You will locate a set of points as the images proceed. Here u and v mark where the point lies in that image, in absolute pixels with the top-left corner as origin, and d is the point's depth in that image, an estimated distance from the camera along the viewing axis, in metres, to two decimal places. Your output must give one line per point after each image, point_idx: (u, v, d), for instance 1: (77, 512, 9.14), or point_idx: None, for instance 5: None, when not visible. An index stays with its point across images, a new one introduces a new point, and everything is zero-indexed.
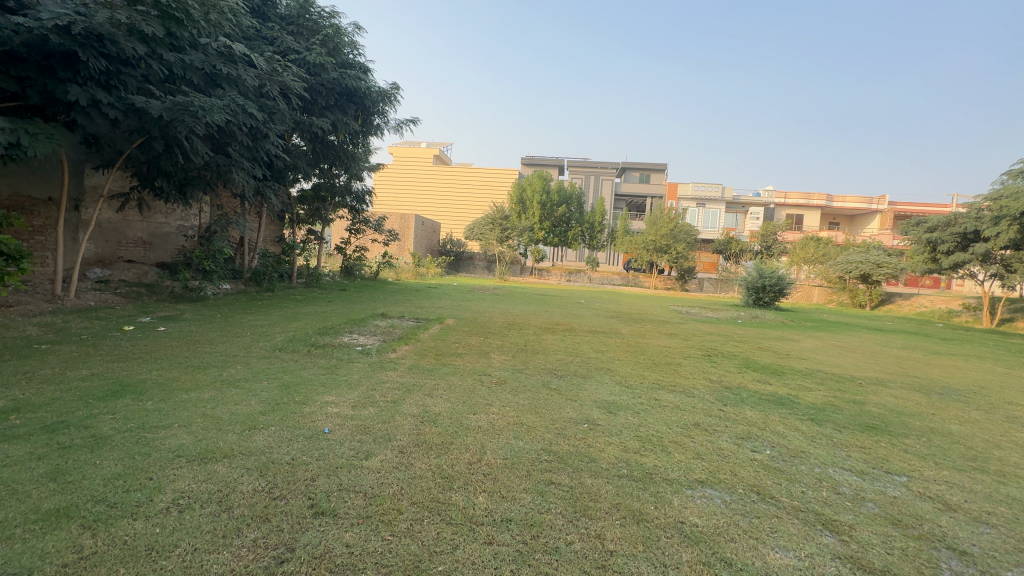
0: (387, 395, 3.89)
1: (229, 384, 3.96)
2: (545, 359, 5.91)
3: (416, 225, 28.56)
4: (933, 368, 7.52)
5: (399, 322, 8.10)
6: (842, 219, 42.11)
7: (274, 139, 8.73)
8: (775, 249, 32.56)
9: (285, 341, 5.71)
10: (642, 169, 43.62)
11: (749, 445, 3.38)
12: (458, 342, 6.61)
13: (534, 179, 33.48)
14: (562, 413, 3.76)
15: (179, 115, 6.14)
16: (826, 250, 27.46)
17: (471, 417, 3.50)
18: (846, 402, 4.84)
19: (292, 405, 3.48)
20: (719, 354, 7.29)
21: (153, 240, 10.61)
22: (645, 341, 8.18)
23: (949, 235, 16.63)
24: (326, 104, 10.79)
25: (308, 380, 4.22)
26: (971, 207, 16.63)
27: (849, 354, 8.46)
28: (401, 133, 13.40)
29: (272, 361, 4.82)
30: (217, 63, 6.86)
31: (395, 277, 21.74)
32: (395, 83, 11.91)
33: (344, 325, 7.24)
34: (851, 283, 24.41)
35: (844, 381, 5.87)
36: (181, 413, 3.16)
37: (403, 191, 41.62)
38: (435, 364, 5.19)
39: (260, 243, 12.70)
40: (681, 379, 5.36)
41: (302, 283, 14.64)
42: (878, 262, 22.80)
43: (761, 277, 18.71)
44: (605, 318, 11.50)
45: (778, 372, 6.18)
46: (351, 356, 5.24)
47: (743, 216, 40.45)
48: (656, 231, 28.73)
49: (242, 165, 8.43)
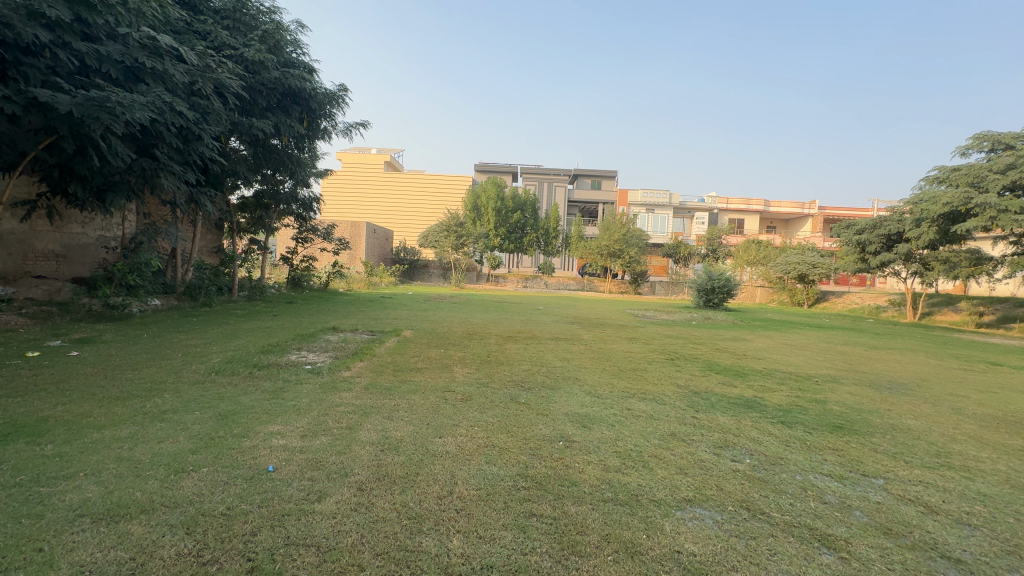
0: (342, 420, 3.50)
1: (153, 417, 3.43)
2: (510, 370, 5.66)
3: (368, 233, 27.64)
4: (876, 363, 7.91)
5: (352, 336, 7.61)
6: (778, 222, 44.79)
7: (208, 142, 8.01)
8: (720, 252, 34.06)
9: (223, 362, 5.14)
10: (593, 176, 44.56)
11: (728, 454, 3.27)
12: (417, 356, 6.24)
13: (488, 185, 33.33)
14: (535, 430, 3.52)
15: (93, 112, 5.42)
16: (767, 252, 28.99)
17: (437, 441, 3.19)
18: (809, 402, 4.89)
19: (229, 439, 3.03)
20: (681, 357, 7.32)
21: (68, 253, 9.50)
22: (607, 347, 8.11)
23: (877, 237, 17.91)
24: (267, 105, 10.11)
25: (249, 408, 3.74)
26: (894, 211, 17.99)
27: (799, 352, 8.77)
28: (350, 136, 12.80)
29: (207, 387, 4.28)
30: (140, 56, 6.17)
31: (346, 287, 20.81)
32: (342, 84, 11.36)
33: (291, 342, 6.69)
34: (790, 283, 25.83)
35: (802, 380, 6.00)
36: (89, 458, 2.65)
37: (353, 199, 40.30)
38: (394, 381, 4.82)
39: (195, 254, 11.70)
40: (649, 386, 5.26)
41: (244, 295, 13.65)
42: (814, 262, 24.26)
43: (711, 279, 19.39)
44: (566, 324, 11.43)
45: (740, 374, 6.24)
46: (299, 376, 4.77)
47: (689, 220, 42.13)
48: (609, 237, 29.28)
49: (171, 169, 7.66)
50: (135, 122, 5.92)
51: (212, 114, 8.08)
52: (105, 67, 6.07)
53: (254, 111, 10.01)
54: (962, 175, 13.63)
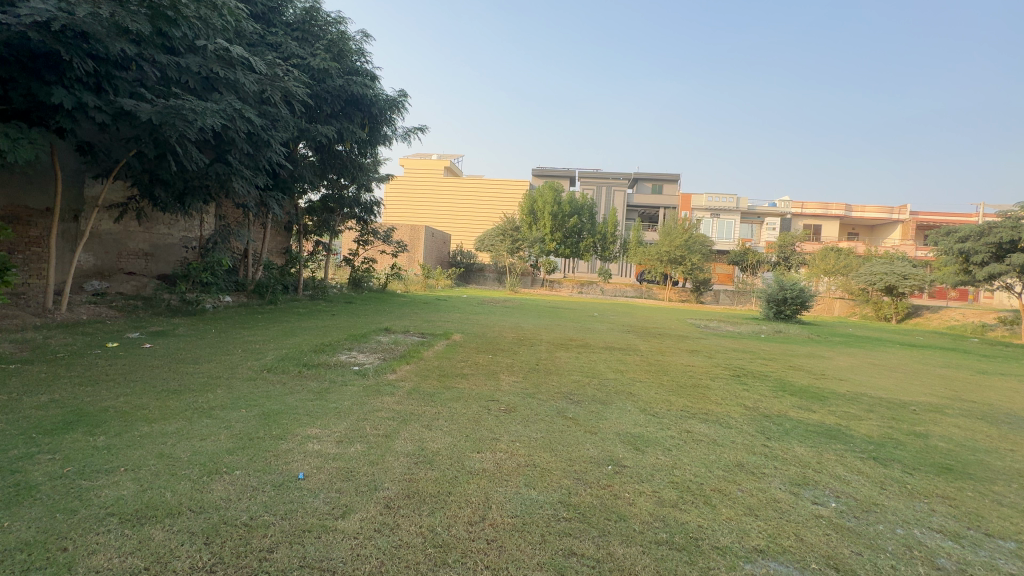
0: (379, 427, 3.38)
1: (202, 412, 3.48)
2: (559, 381, 5.36)
3: (426, 237, 28.32)
4: (988, 391, 6.80)
5: (403, 338, 7.62)
6: (861, 229, 41.10)
7: (276, 147, 8.40)
8: (794, 261, 31.66)
9: (276, 360, 5.25)
10: (654, 180, 43.11)
11: (808, 494, 2.81)
12: (464, 361, 6.10)
13: (545, 190, 33.13)
14: (582, 450, 3.22)
15: (169, 119, 5.78)
16: (847, 261, 26.57)
17: (474, 457, 2.98)
18: (905, 435, 4.20)
19: (267, 441, 2.99)
20: (748, 374, 6.66)
21: (155, 252, 10.36)
22: (665, 359, 7.58)
23: (984, 245, 15.78)
24: (332, 111, 10.51)
25: (293, 408, 3.73)
26: (1007, 216, 15.77)
27: (889, 374, 7.75)
28: (409, 141, 13.06)
29: (257, 384, 4.35)
30: (215, 66, 6.55)
31: (403, 288, 21.35)
32: (402, 90, 11.61)
33: (343, 341, 6.79)
34: (875, 296, 23.45)
35: (896, 408, 5.22)
36: (133, 453, 2.69)
37: (414, 203, 41.59)
38: (438, 387, 4.68)
39: (264, 254, 12.38)
40: (713, 405, 4.77)
41: (308, 294, 14.29)
42: (904, 273, 21.86)
43: (782, 289, 17.95)
44: (621, 333, 10.94)
45: (819, 397, 5.55)
46: (345, 378, 4.74)
47: (759, 226, 39.60)
48: (670, 242, 28.08)
49: (242, 173, 8.10)
50: (207, 129, 6.28)
51: (280, 121, 8.48)
52: (183, 77, 6.49)
53: (319, 118, 10.45)
54: None
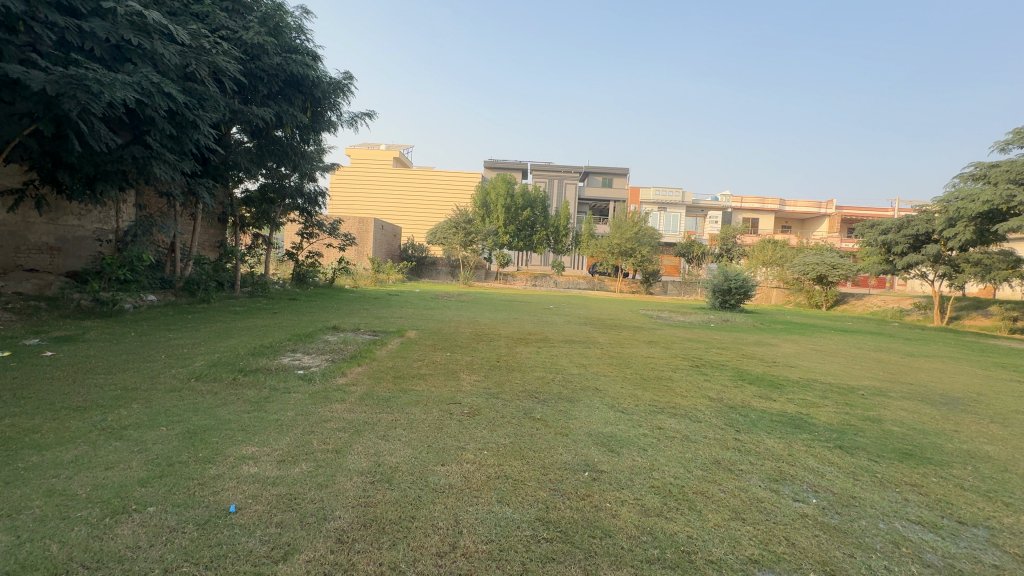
0: (328, 441, 2.99)
1: (111, 434, 2.95)
2: (522, 378, 5.11)
3: (376, 229, 27.27)
4: (920, 373, 7.24)
5: (353, 337, 7.13)
6: (793, 222, 43.82)
7: (204, 129, 7.57)
8: (735, 252, 33.18)
9: (207, 366, 4.66)
10: (605, 173, 43.84)
11: (788, 491, 2.72)
12: (421, 360, 5.74)
13: (498, 182, 32.82)
14: (555, 456, 2.99)
15: (69, 91, 4.96)
16: (783, 252, 28.16)
17: (438, 471, 2.67)
18: (861, 420, 4.30)
19: (191, 466, 2.54)
20: (706, 364, 6.72)
21: (62, 246, 9.18)
22: (625, 351, 7.52)
23: (903, 237, 17.07)
24: (269, 92, 9.67)
25: (225, 423, 3.25)
26: (922, 210, 17.17)
27: (833, 359, 8.10)
28: (356, 127, 12.32)
29: (183, 396, 3.80)
30: (126, 33, 5.73)
31: (352, 283, 20.43)
32: (347, 72, 10.87)
33: (286, 343, 6.22)
34: (807, 285, 25.02)
35: (846, 394, 5.38)
36: (13, 492, 2.16)
37: (361, 195, 40.02)
38: (395, 390, 4.30)
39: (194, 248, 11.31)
40: (679, 398, 4.69)
41: (247, 291, 13.26)
42: (834, 263, 23.42)
43: (727, 280, 18.67)
44: (578, 325, 10.88)
45: (775, 385, 5.66)
46: (288, 384, 4.26)
47: (703, 219, 41.23)
48: (621, 235, 28.56)
49: (164, 157, 7.24)
50: (119, 104, 5.48)
51: (209, 101, 7.65)
52: (88, 44, 5.65)
53: (255, 99, 9.58)
54: (1003, 172, 12.72)
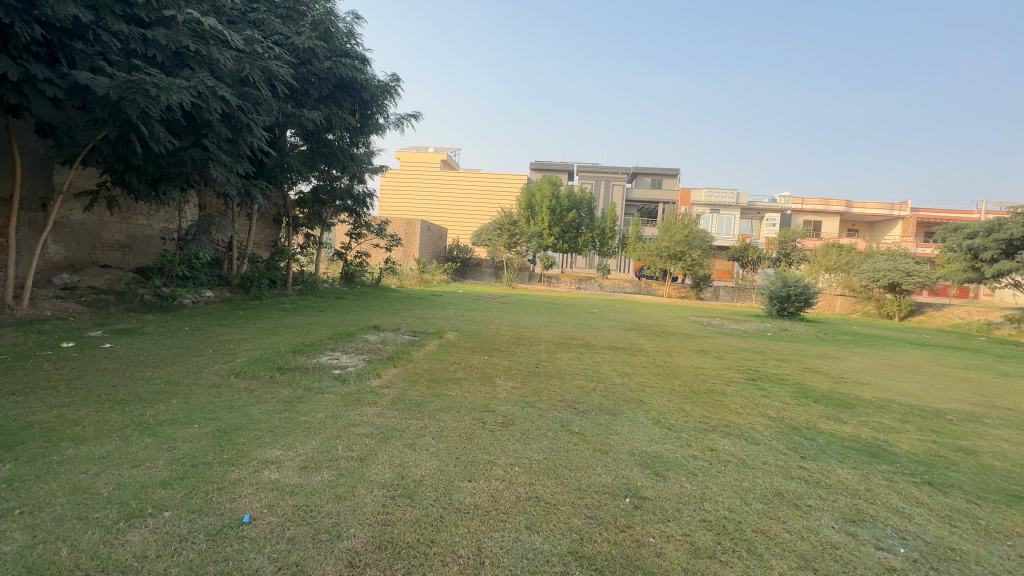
0: (353, 448, 2.86)
1: (146, 429, 2.96)
2: (561, 387, 4.84)
3: (422, 230, 27.75)
4: (1019, 396, 6.34)
5: (393, 337, 7.12)
6: (860, 225, 40.74)
7: (257, 132, 7.84)
8: (794, 257, 31.20)
9: (247, 363, 4.72)
10: (653, 174, 42.59)
11: (868, 536, 2.32)
12: (457, 363, 5.60)
13: (543, 183, 32.59)
14: (592, 476, 2.73)
15: (131, 95, 5.22)
16: (849, 257, 26.18)
17: (465, 487, 2.48)
18: (953, 452, 3.74)
19: (213, 468, 2.47)
20: (764, 378, 6.18)
21: (132, 244, 9.81)
22: (672, 360, 7.07)
23: (994, 242, 15.30)
24: (319, 96, 9.93)
25: (255, 423, 3.21)
26: (1017, 212, 15.37)
27: (911, 377, 7.27)
28: (402, 129, 12.48)
29: (220, 392, 3.83)
30: (184, 40, 5.99)
31: (398, 283, 20.81)
32: (394, 74, 11.03)
33: (327, 341, 6.27)
34: (877, 293, 23.10)
35: (931, 418, 4.74)
36: (39, 488, 2.16)
37: (410, 197, 40.95)
38: (428, 394, 4.17)
39: (249, 247, 11.82)
40: (733, 416, 4.26)
41: (298, 289, 13.73)
42: (908, 270, 21.46)
43: (786, 285, 17.48)
44: (623, 331, 10.45)
45: (844, 404, 5.10)
46: (323, 384, 4.22)
47: (758, 222, 39.13)
48: (669, 238, 27.50)
49: (219, 159, 7.55)
50: (177, 108, 5.73)
51: (262, 104, 7.92)
52: (151, 51, 5.95)
53: (306, 102, 9.88)
54: None
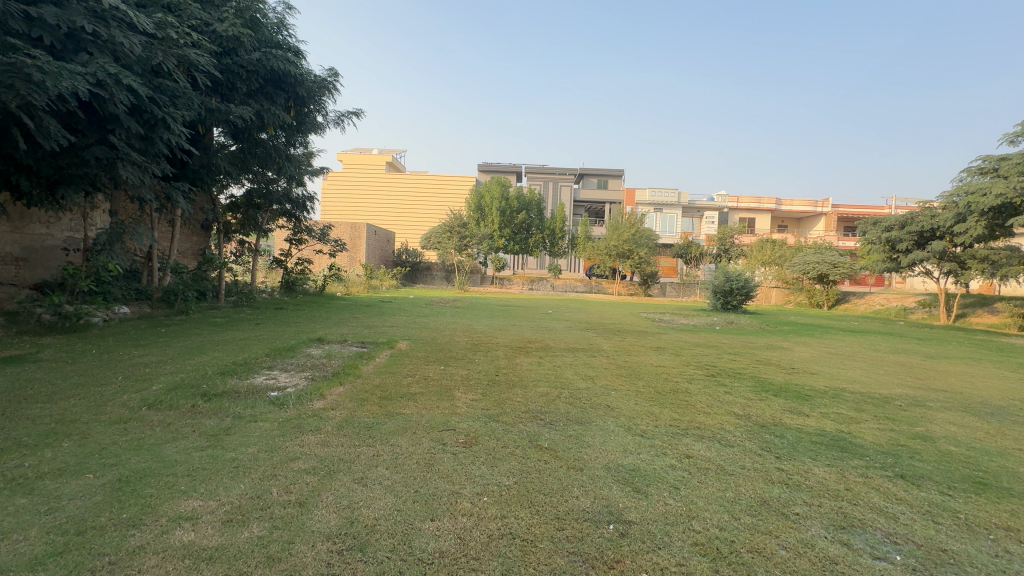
0: (291, 490, 2.42)
1: (19, 487, 2.37)
2: (524, 396, 4.55)
3: (369, 235, 26.72)
4: (949, 378, 6.75)
5: (339, 349, 6.57)
6: (789, 221, 43.55)
7: (175, 127, 7.00)
8: (733, 252, 32.81)
9: (164, 390, 4.08)
10: (599, 175, 43.51)
11: (861, 544, 2.20)
12: (411, 375, 5.18)
13: (492, 185, 32.39)
14: (569, 501, 2.45)
15: (6, 79, 4.42)
16: (783, 252, 27.81)
17: (428, 530, 2.12)
18: (911, 439, 3.80)
19: (107, 535, 1.97)
20: (722, 373, 6.20)
21: (29, 256, 8.58)
22: (632, 359, 6.98)
23: (908, 234, 16.61)
24: (248, 90, 9.11)
25: (169, 467, 2.67)
26: (927, 207, 16.79)
27: (853, 364, 7.59)
28: (343, 127, 11.76)
29: (127, 429, 3.23)
30: (79, 19, 5.19)
31: (344, 290, 19.79)
32: (332, 69, 10.34)
33: (262, 358, 5.63)
34: (807, 284, 24.68)
35: (882, 406, 4.87)
36: None
37: (354, 200, 39.44)
38: (379, 415, 3.74)
39: (172, 256, 10.69)
40: (702, 416, 4.14)
41: (231, 300, 12.62)
42: (835, 262, 23.07)
43: (728, 280, 18.20)
44: (579, 331, 10.37)
45: (802, 396, 5.16)
46: (256, 411, 3.69)
47: (699, 219, 40.88)
48: (618, 237, 28.02)
49: (131, 158, 6.67)
50: (69, 97, 4.95)
51: (180, 97, 7.11)
52: (37, 32, 5.11)
53: (234, 97, 9.04)
54: (1016, 164, 12.31)
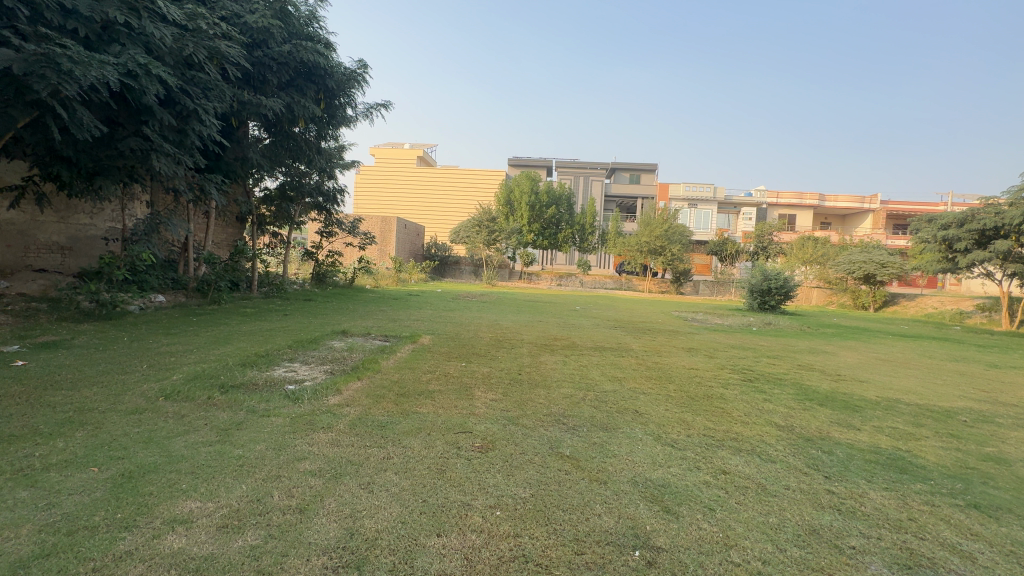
0: (293, 495, 2.28)
1: (24, 479, 2.32)
2: (547, 397, 4.32)
3: (399, 229, 26.97)
4: (1018, 391, 6.11)
5: (362, 342, 6.52)
6: (832, 218, 41.49)
7: (207, 119, 7.06)
8: (771, 250, 31.50)
9: (184, 380, 4.06)
10: (632, 169, 42.60)
11: None
12: (431, 372, 5.04)
13: (522, 179, 32.17)
14: (590, 520, 2.22)
15: (38, 69, 4.50)
16: (825, 250, 26.45)
17: (432, 548, 1.93)
18: (982, 461, 3.38)
19: (97, 536, 1.88)
20: (761, 378, 5.80)
21: (73, 245, 8.93)
22: (663, 360, 6.65)
23: (967, 232, 15.42)
24: (279, 82, 9.15)
25: (174, 462, 2.58)
26: (990, 203, 15.53)
27: (906, 372, 7.02)
28: (372, 119, 11.73)
29: (141, 420, 3.19)
30: (111, 10, 5.24)
31: (373, 283, 19.99)
32: (361, 61, 10.29)
33: (284, 350, 5.61)
34: (852, 285, 23.38)
35: (944, 421, 4.40)
36: None
37: (386, 194, 39.97)
38: (394, 414, 3.59)
39: (207, 247, 10.96)
40: (739, 426, 3.81)
41: (263, 291, 12.88)
42: (883, 262, 21.77)
43: (766, 279, 17.39)
44: (607, 329, 10.06)
45: (851, 406, 4.73)
46: (270, 406, 3.60)
47: (735, 216, 39.44)
48: (649, 232, 27.28)
49: (164, 150, 6.77)
50: (100, 87, 5.00)
51: (212, 89, 7.16)
52: (71, 23, 5.19)
53: (265, 89, 9.11)
54: None
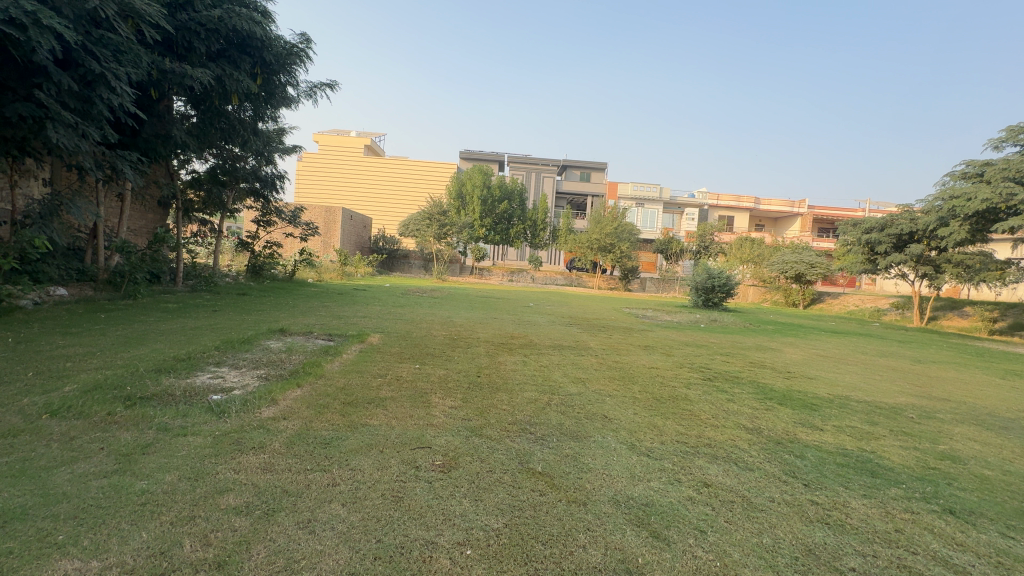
0: (212, 543, 1.83)
1: None
2: (510, 403, 4.01)
3: (344, 220, 25.68)
4: (945, 385, 6.51)
5: (302, 342, 5.92)
6: (766, 220, 44.08)
7: (119, 86, 6.11)
8: (713, 249, 32.94)
9: (80, 392, 3.38)
10: (582, 167, 43.11)
11: None
12: (381, 375, 4.59)
13: (474, 173, 31.62)
14: (574, 555, 1.94)
15: None
16: (762, 250, 27.97)
17: None
18: (940, 460, 3.43)
19: None
20: (719, 377, 5.79)
21: None
22: (622, 359, 6.53)
23: (888, 236, 16.67)
24: (208, 52, 8.17)
25: (51, 503, 2.03)
26: (907, 210, 16.89)
27: (847, 368, 7.33)
28: (315, 100, 10.87)
29: (14, 446, 2.55)
30: None
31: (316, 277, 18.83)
32: (304, 35, 9.45)
33: (210, 352, 4.92)
34: (785, 283, 24.86)
35: (894, 418, 4.51)
36: None
37: (330, 183, 38.02)
38: (341, 427, 3.14)
39: (121, 234, 9.69)
40: (710, 430, 3.68)
41: (189, 284, 11.67)
42: (812, 262, 23.24)
43: (710, 277, 18.02)
44: (563, 326, 9.91)
45: (808, 405, 4.79)
46: (188, 422, 3.03)
47: (679, 216, 40.93)
48: (600, 230, 27.64)
49: (63, 120, 5.79)
50: None
51: (125, 53, 6.20)
52: None
53: (191, 59, 8.11)
54: (1000, 171, 12.34)
